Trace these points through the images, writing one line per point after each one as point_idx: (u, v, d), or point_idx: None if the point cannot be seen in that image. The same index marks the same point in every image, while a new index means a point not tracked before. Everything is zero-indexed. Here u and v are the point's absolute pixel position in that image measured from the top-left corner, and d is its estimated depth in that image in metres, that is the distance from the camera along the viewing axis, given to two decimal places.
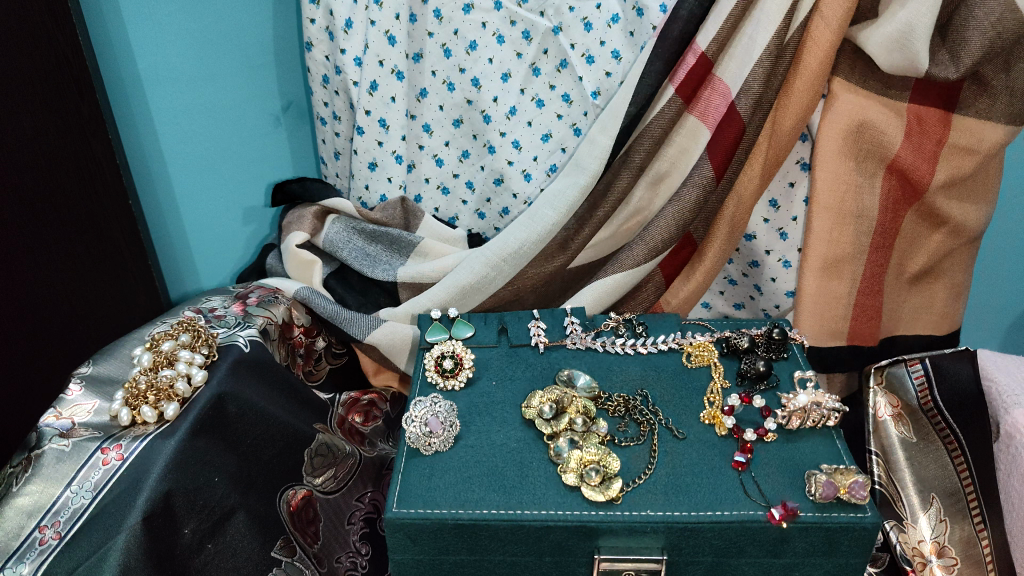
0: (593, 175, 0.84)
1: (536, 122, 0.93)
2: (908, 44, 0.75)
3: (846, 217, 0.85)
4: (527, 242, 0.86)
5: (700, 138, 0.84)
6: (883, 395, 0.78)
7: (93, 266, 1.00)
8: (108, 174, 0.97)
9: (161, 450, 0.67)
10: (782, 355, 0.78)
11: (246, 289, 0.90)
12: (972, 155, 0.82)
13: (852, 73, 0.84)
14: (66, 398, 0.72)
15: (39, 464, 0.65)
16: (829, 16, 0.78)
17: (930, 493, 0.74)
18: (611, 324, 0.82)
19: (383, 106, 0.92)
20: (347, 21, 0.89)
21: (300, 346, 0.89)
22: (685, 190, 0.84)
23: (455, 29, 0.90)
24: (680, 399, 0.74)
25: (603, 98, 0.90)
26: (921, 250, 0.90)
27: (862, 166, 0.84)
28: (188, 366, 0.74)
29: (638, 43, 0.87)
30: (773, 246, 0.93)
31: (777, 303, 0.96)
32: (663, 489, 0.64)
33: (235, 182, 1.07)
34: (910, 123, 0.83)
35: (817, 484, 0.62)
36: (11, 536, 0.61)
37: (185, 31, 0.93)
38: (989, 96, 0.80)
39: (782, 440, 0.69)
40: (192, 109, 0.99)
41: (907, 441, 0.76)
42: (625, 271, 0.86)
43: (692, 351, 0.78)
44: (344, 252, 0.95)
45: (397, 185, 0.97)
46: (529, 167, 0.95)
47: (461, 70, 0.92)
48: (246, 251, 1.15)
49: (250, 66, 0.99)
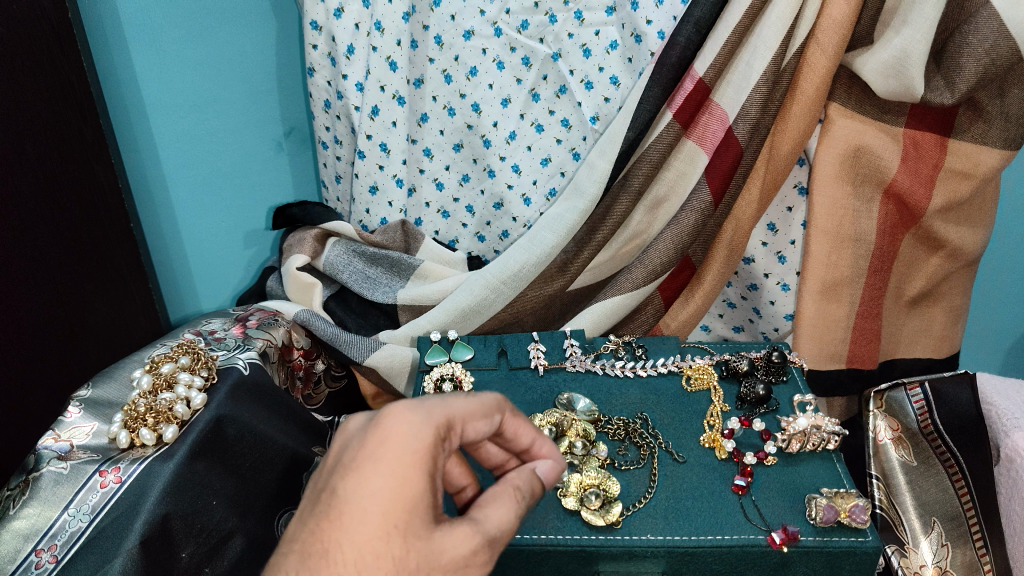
0: (592, 199, 0.85)
1: (535, 147, 0.95)
2: (904, 69, 0.76)
3: (845, 241, 0.85)
4: (527, 264, 0.87)
5: (698, 162, 0.86)
6: (883, 419, 0.77)
7: (95, 288, 1.00)
8: (109, 197, 0.99)
9: (160, 473, 0.66)
10: (783, 378, 0.78)
11: (246, 312, 0.91)
12: (969, 180, 0.83)
13: (850, 98, 0.85)
14: (65, 420, 0.71)
15: (37, 487, 0.65)
16: (825, 42, 0.79)
17: (931, 517, 0.72)
18: (611, 347, 0.82)
19: (383, 131, 0.93)
20: (348, 48, 0.89)
21: (300, 369, 0.90)
22: (685, 214, 0.85)
23: (455, 55, 0.91)
24: (680, 422, 0.73)
25: (603, 123, 0.92)
26: (919, 274, 0.90)
27: (861, 190, 0.85)
28: (188, 389, 0.73)
29: (637, 69, 0.89)
30: (771, 269, 0.94)
31: (777, 326, 0.96)
32: (663, 512, 0.64)
33: (237, 206, 1.09)
34: (907, 148, 0.83)
35: (818, 508, 0.61)
36: (8, 558, 0.61)
37: (186, 57, 0.95)
38: (984, 121, 0.81)
39: (782, 463, 0.69)
40: (194, 132, 1.01)
41: (907, 464, 0.75)
42: (624, 293, 0.86)
43: (692, 375, 0.78)
44: (344, 275, 0.95)
45: (398, 209, 0.98)
46: (529, 191, 0.97)
47: (461, 95, 0.94)
48: (246, 274, 1.16)
49: (252, 91, 1.00)
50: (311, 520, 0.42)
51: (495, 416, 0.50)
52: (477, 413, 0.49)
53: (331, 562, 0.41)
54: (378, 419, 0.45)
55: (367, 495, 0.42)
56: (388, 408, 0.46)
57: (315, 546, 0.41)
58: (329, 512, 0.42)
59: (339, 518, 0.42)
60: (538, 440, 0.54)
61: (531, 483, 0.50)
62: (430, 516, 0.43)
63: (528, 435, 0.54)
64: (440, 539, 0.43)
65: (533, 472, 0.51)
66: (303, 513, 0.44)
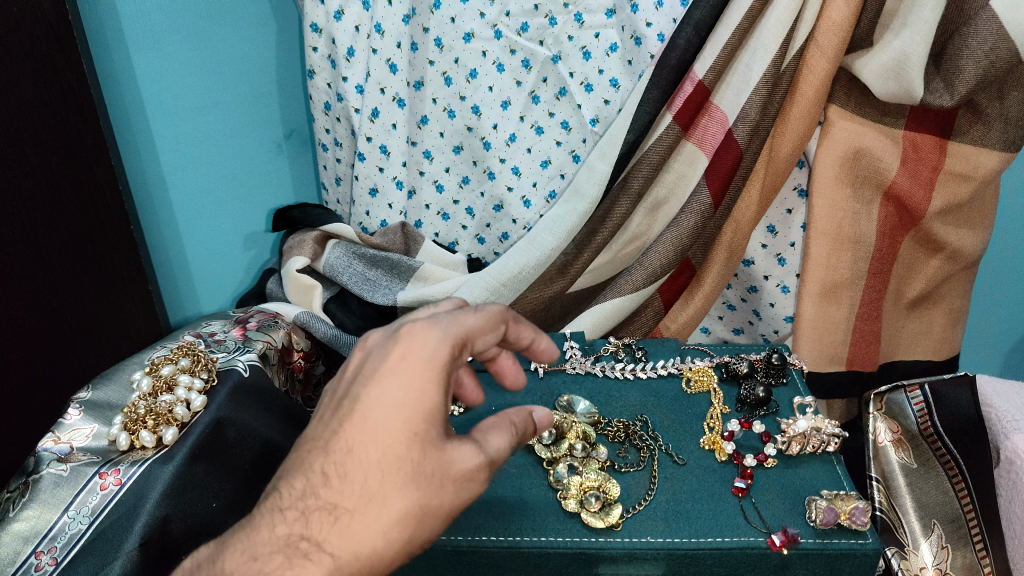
0: (592, 201, 0.85)
1: (535, 149, 0.95)
2: (904, 72, 0.76)
3: (845, 243, 0.85)
4: (527, 266, 0.87)
5: (698, 164, 0.86)
6: (883, 421, 0.77)
7: (95, 290, 1.01)
8: (110, 199, 0.99)
9: (161, 475, 0.66)
10: (783, 380, 0.78)
11: (246, 314, 0.91)
12: (968, 182, 0.83)
13: (849, 100, 0.85)
14: (65, 422, 0.71)
15: (37, 489, 0.65)
16: (825, 45, 0.79)
17: (931, 519, 0.72)
18: (611, 348, 0.82)
19: (383, 133, 0.93)
20: (348, 50, 0.89)
21: (300, 370, 0.91)
22: (685, 216, 0.85)
23: (455, 57, 0.92)
24: (680, 424, 0.73)
25: (603, 125, 0.92)
26: (919, 276, 0.90)
27: (860, 193, 0.85)
28: (188, 391, 0.74)
29: (636, 71, 0.89)
30: (771, 271, 0.94)
31: (776, 328, 0.96)
32: (663, 516, 0.64)
33: (237, 208, 1.09)
34: (907, 150, 0.84)
35: (818, 510, 0.61)
36: (7, 560, 0.61)
37: (187, 60, 0.96)
38: (983, 124, 0.81)
39: (782, 465, 0.69)
40: (194, 135, 1.02)
41: (907, 467, 0.75)
42: (624, 295, 0.86)
43: (692, 377, 0.78)
44: (344, 277, 0.95)
45: (398, 210, 0.98)
46: (529, 193, 0.97)
47: (461, 97, 0.94)
48: (247, 276, 1.17)
49: (251, 93, 1.00)
50: (335, 422, 0.47)
51: (501, 325, 0.53)
52: (489, 330, 0.52)
53: (354, 459, 0.46)
54: (398, 336, 0.49)
55: (386, 404, 0.46)
56: (407, 325, 0.50)
57: (338, 445, 0.46)
58: (352, 414, 0.47)
59: (361, 420, 0.46)
60: (538, 338, 0.58)
61: (526, 424, 0.53)
62: (441, 433, 0.47)
63: (528, 335, 0.57)
64: (450, 451, 0.47)
65: (531, 415, 0.54)
66: (331, 417, 0.49)
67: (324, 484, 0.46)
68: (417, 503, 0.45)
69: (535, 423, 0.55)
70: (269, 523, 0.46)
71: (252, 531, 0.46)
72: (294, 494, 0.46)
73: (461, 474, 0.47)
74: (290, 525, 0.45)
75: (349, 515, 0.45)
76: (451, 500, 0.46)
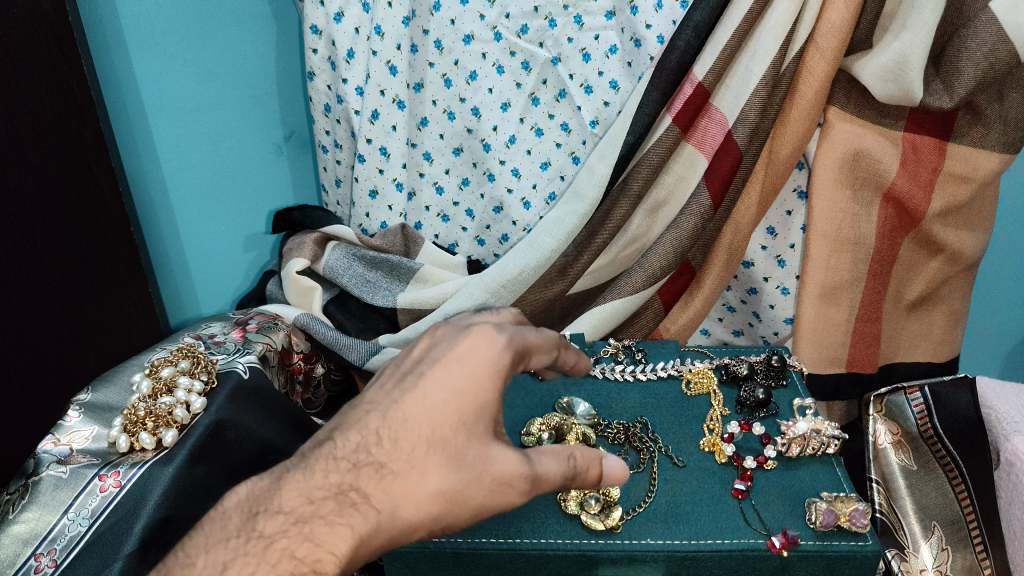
0: (592, 203, 0.85)
1: (535, 151, 0.95)
2: (903, 73, 0.76)
3: (845, 245, 0.85)
4: (527, 268, 0.87)
5: (698, 166, 0.86)
6: (883, 423, 0.77)
7: (95, 291, 1.00)
8: (110, 201, 1.00)
9: (160, 478, 0.66)
10: (782, 382, 0.78)
11: (246, 316, 0.91)
12: (967, 184, 0.83)
13: (849, 102, 0.85)
14: (65, 424, 0.71)
15: (37, 491, 0.65)
16: (824, 46, 0.79)
17: (931, 521, 0.72)
18: (611, 350, 0.82)
19: (383, 135, 0.93)
20: (347, 52, 0.89)
21: (300, 372, 0.90)
22: (685, 217, 0.85)
23: (455, 59, 0.92)
24: (680, 426, 0.73)
25: (602, 127, 0.92)
26: (919, 278, 0.90)
27: (860, 194, 0.85)
28: (188, 393, 0.74)
29: (636, 73, 0.89)
30: (771, 273, 0.94)
31: (776, 330, 0.96)
32: (663, 517, 0.64)
33: (237, 209, 1.09)
34: (906, 152, 0.84)
35: (818, 512, 0.61)
36: (7, 563, 0.61)
37: (188, 61, 0.96)
38: (983, 125, 0.81)
39: (782, 467, 0.69)
40: (194, 137, 1.02)
41: (907, 468, 0.75)
42: (624, 297, 0.86)
43: (692, 379, 0.78)
44: (343, 279, 0.95)
45: (397, 212, 0.98)
46: (529, 195, 0.97)
47: (461, 99, 0.94)
48: (246, 278, 1.17)
49: (251, 95, 1.00)
50: (397, 392, 0.52)
51: (554, 351, 0.59)
52: (546, 348, 0.58)
53: (408, 427, 0.50)
54: (467, 331, 0.54)
55: (446, 385, 0.51)
56: (478, 324, 0.55)
57: (395, 412, 0.51)
58: (413, 389, 0.52)
59: (421, 397, 0.51)
60: (580, 359, 0.65)
61: (589, 467, 0.54)
62: (482, 431, 0.51)
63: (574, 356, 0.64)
64: (491, 452, 0.51)
65: (599, 460, 0.55)
66: (384, 385, 0.54)
67: (376, 444, 0.50)
68: (451, 484, 0.49)
69: (602, 469, 0.55)
70: (322, 470, 0.50)
71: (303, 474, 0.50)
72: (349, 447, 0.50)
73: (496, 477, 0.51)
74: (342, 473, 0.49)
75: (394, 477, 0.49)
76: (481, 495, 0.50)
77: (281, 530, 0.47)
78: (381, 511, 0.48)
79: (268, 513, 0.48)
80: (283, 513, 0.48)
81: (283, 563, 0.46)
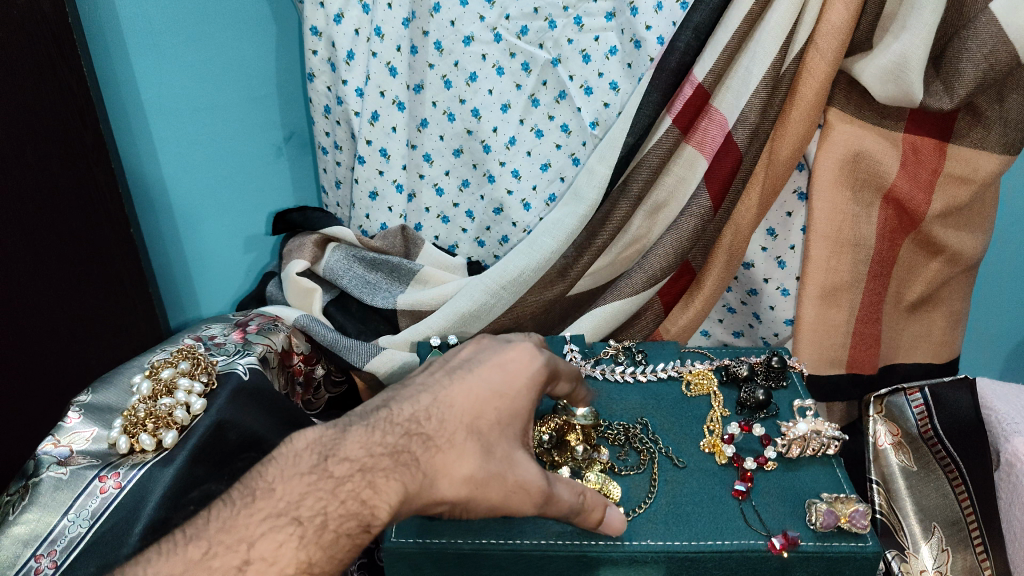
0: (592, 205, 0.85)
1: (535, 152, 0.95)
2: (903, 74, 0.76)
3: (845, 246, 0.85)
4: (527, 270, 0.86)
5: (698, 166, 0.86)
6: (883, 424, 0.76)
7: (95, 294, 1.00)
8: (108, 200, 0.98)
9: (161, 479, 0.67)
10: (783, 384, 0.78)
11: (246, 317, 0.91)
12: (968, 185, 0.83)
13: (849, 102, 0.85)
14: (66, 425, 0.71)
15: (37, 492, 0.66)
16: (824, 48, 0.79)
17: (931, 522, 0.72)
18: (611, 351, 0.82)
19: (383, 136, 0.93)
20: (348, 53, 0.89)
21: (300, 374, 0.91)
22: (684, 218, 0.85)
23: (455, 61, 0.92)
24: (680, 427, 0.73)
25: (602, 128, 0.92)
26: (919, 278, 0.90)
27: (860, 196, 0.85)
28: (188, 395, 0.73)
29: (635, 74, 0.89)
30: (771, 274, 0.94)
31: (776, 331, 0.96)
32: (663, 517, 0.64)
33: (237, 211, 1.10)
34: (906, 153, 0.84)
35: (817, 513, 0.61)
36: (8, 563, 0.62)
37: (188, 63, 0.96)
38: (983, 126, 0.81)
39: (782, 468, 0.69)
40: (194, 138, 1.02)
41: (907, 469, 0.75)
42: (624, 298, 0.86)
43: (692, 380, 0.78)
44: (344, 280, 0.95)
45: (397, 214, 0.98)
46: (529, 197, 0.97)
47: (461, 101, 0.94)
48: (246, 279, 1.17)
49: (251, 97, 1.01)
50: (444, 375, 0.57)
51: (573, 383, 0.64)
52: (569, 377, 0.62)
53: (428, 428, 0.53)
54: (508, 346, 0.58)
55: (487, 378, 0.56)
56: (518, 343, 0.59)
57: (443, 396, 0.55)
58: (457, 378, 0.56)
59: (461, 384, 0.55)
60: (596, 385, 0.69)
61: (595, 509, 0.55)
62: (512, 433, 0.55)
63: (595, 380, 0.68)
64: (518, 456, 0.54)
65: (604, 506, 0.56)
66: (433, 373, 0.58)
67: (424, 419, 0.53)
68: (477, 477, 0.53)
69: (605, 515, 0.56)
70: (379, 431, 0.52)
71: (364, 432, 0.52)
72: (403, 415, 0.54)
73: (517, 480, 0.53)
74: (396, 437, 0.52)
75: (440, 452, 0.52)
76: (501, 493, 0.53)
77: (348, 474, 0.49)
78: (421, 483, 0.51)
79: (334, 459, 0.50)
80: (347, 461, 0.50)
81: (348, 503, 0.48)
